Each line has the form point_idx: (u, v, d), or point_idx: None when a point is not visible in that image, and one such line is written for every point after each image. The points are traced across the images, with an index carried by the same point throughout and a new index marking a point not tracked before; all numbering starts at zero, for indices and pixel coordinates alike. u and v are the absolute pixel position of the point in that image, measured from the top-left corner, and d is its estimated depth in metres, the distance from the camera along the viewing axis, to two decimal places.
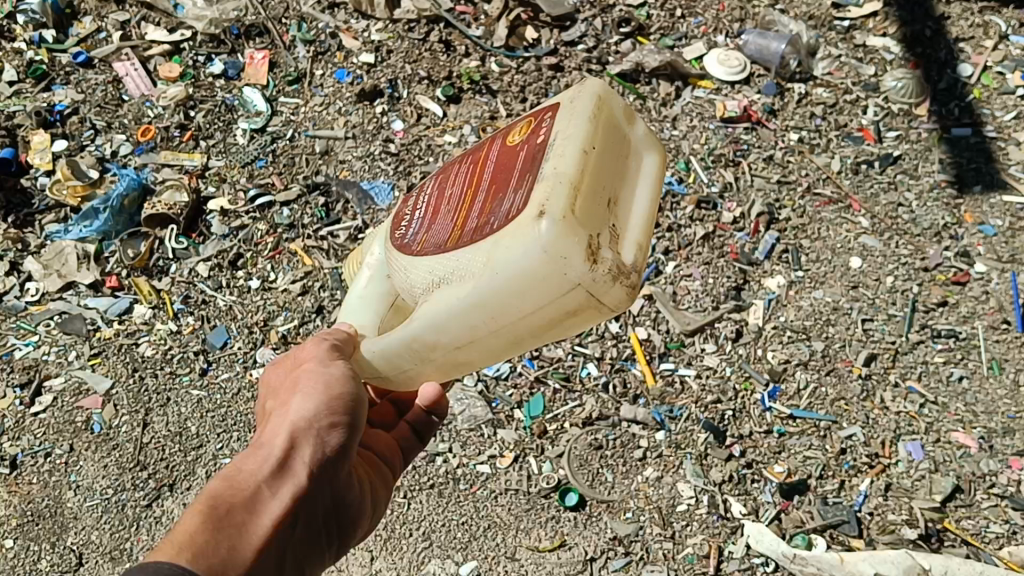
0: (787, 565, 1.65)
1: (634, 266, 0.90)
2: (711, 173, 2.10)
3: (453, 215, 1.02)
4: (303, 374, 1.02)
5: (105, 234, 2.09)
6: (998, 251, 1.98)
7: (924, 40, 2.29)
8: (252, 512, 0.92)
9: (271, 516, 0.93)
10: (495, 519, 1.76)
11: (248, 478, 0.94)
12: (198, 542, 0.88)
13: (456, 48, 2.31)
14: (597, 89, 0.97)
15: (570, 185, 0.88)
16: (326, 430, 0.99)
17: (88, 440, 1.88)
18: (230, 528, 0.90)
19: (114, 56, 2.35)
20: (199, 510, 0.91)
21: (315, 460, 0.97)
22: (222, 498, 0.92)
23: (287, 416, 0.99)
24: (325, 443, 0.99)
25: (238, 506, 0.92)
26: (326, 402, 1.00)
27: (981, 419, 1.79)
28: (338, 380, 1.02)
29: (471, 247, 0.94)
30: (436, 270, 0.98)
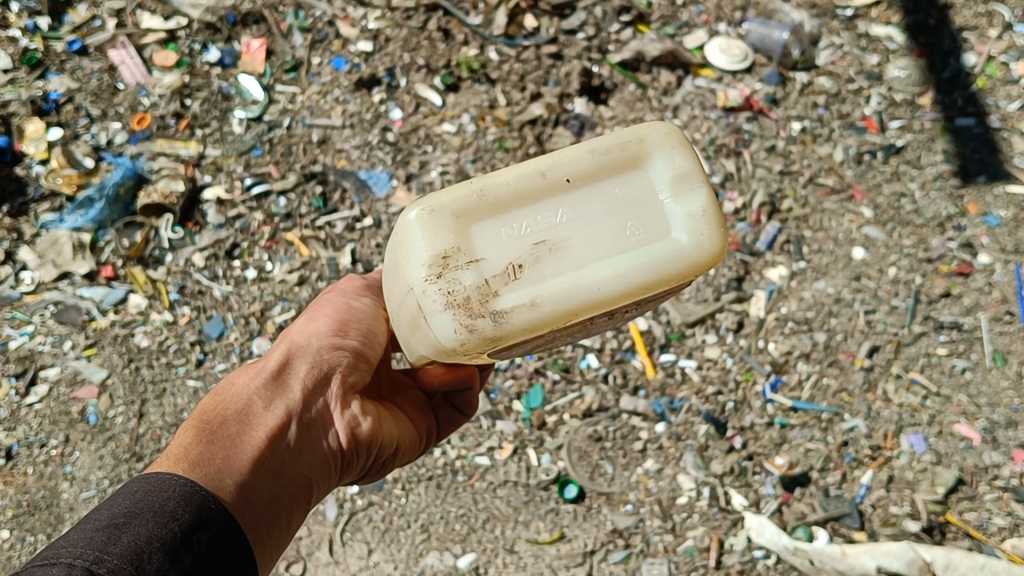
0: (789, 557, 1.64)
1: (496, 304, 0.99)
2: (713, 162, 2.08)
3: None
4: (311, 310, 1.22)
5: (100, 223, 2.06)
6: (1002, 242, 1.95)
7: (928, 29, 2.26)
8: (246, 421, 1.07)
9: (264, 425, 1.08)
10: (494, 511, 1.75)
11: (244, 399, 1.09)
12: (193, 450, 1.00)
13: (455, 36, 2.27)
14: (645, 135, 1.03)
15: (480, 193, 1.00)
16: (321, 349, 1.17)
17: (83, 431, 1.87)
18: (224, 438, 1.04)
19: (109, 44, 2.32)
20: (194, 425, 1.05)
21: (311, 376, 1.14)
22: (218, 415, 1.07)
23: (291, 341, 1.18)
24: (321, 360, 1.16)
25: (231, 421, 1.06)
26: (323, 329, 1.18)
27: (984, 411, 1.77)
28: (337, 311, 1.20)
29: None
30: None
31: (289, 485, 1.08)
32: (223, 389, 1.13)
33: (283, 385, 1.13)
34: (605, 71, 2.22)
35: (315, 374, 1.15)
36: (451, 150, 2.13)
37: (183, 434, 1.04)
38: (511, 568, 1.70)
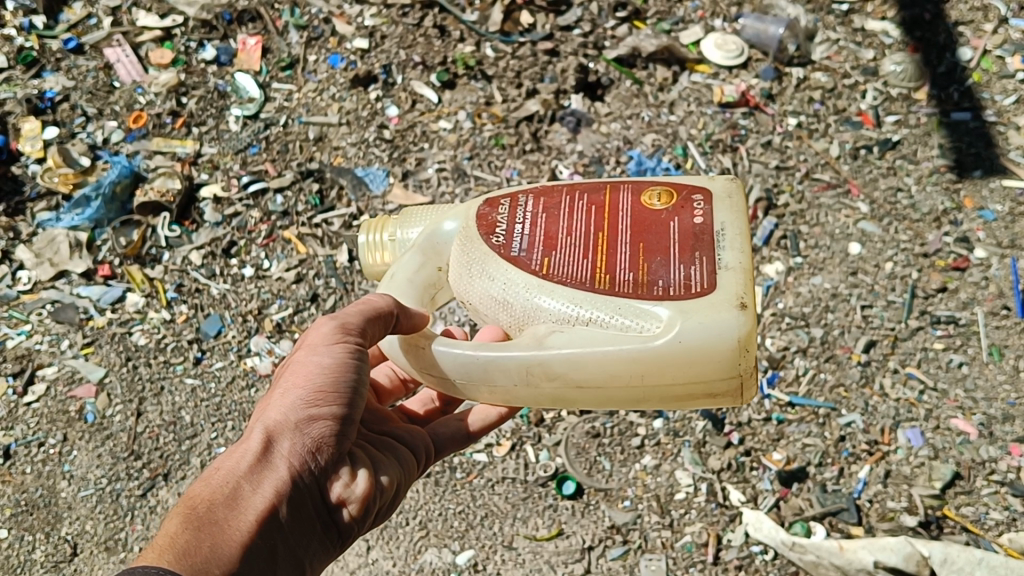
0: (786, 552, 1.64)
1: None
2: (710, 159, 2.08)
3: (582, 246, 1.24)
4: (291, 365, 1.15)
5: (97, 222, 2.07)
6: (998, 236, 1.95)
7: (923, 23, 2.27)
8: (233, 508, 1.05)
9: (252, 510, 1.05)
10: (492, 507, 1.75)
11: (229, 480, 1.06)
12: (180, 543, 0.99)
13: (451, 33, 2.27)
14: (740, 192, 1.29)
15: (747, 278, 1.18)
16: (305, 418, 1.11)
17: (81, 430, 1.87)
18: (210, 526, 1.02)
19: (104, 43, 2.32)
20: (179, 517, 1.02)
21: (298, 449, 1.10)
22: (203, 500, 1.05)
23: (272, 407, 1.12)
24: (307, 432, 1.11)
25: (217, 507, 1.04)
26: (303, 394, 1.12)
27: (981, 406, 1.78)
28: (318, 372, 1.13)
29: (643, 304, 1.17)
30: (581, 306, 1.19)
31: (278, 566, 1.07)
32: (212, 468, 1.09)
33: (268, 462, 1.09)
34: (601, 68, 2.22)
35: (299, 448, 1.10)
36: (448, 147, 2.13)
37: (169, 524, 1.02)
38: (509, 565, 1.69)
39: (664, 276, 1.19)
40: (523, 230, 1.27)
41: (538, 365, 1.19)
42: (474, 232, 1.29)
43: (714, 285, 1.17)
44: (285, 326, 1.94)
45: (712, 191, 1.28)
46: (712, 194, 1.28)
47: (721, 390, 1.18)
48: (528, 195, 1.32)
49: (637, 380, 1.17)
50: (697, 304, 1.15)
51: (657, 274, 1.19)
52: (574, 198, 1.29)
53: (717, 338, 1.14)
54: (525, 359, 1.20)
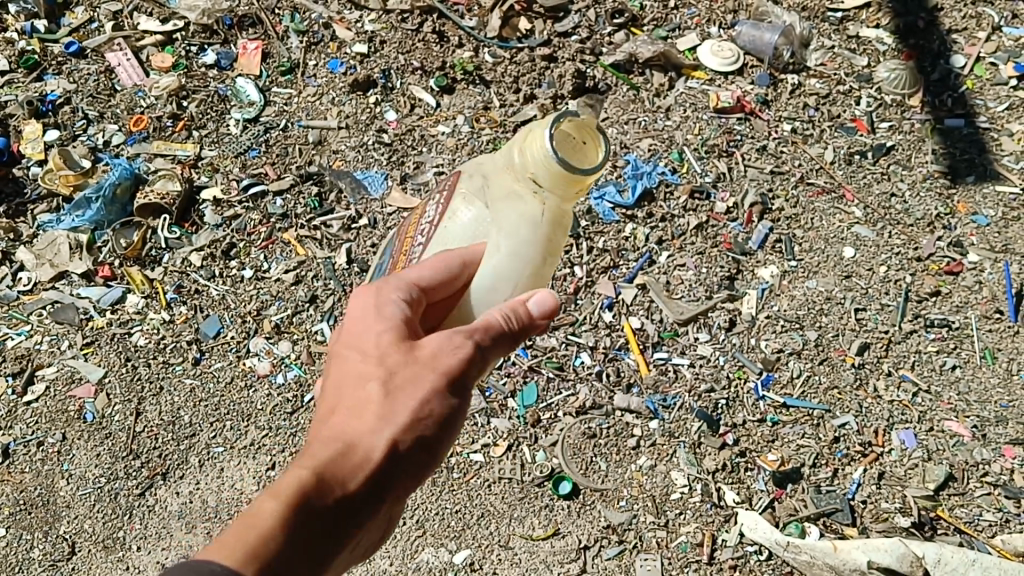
0: (781, 552, 1.66)
1: None
2: (705, 163, 2.10)
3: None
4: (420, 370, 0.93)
5: (98, 224, 2.08)
6: (991, 242, 1.98)
7: (917, 31, 2.29)
8: (336, 525, 0.89)
9: (353, 527, 0.90)
10: (489, 507, 1.76)
11: (331, 486, 0.88)
12: (274, 547, 0.84)
13: (450, 39, 2.30)
14: None
15: None
16: (423, 447, 0.93)
17: (81, 429, 1.88)
18: (309, 536, 0.87)
19: (106, 47, 2.34)
20: (278, 514, 0.86)
21: (404, 481, 0.93)
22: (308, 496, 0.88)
23: (394, 417, 0.91)
24: (414, 465, 0.93)
25: (317, 520, 0.88)
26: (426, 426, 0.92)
27: (974, 408, 1.80)
28: (445, 406, 0.94)
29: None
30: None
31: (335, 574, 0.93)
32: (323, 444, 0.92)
33: (373, 485, 0.90)
34: (598, 73, 2.24)
35: (402, 479, 0.93)
36: (447, 151, 2.15)
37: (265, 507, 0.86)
38: (505, 564, 1.71)
39: None
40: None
41: None
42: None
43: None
44: (284, 327, 1.96)
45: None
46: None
47: None
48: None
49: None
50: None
51: None
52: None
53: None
54: None
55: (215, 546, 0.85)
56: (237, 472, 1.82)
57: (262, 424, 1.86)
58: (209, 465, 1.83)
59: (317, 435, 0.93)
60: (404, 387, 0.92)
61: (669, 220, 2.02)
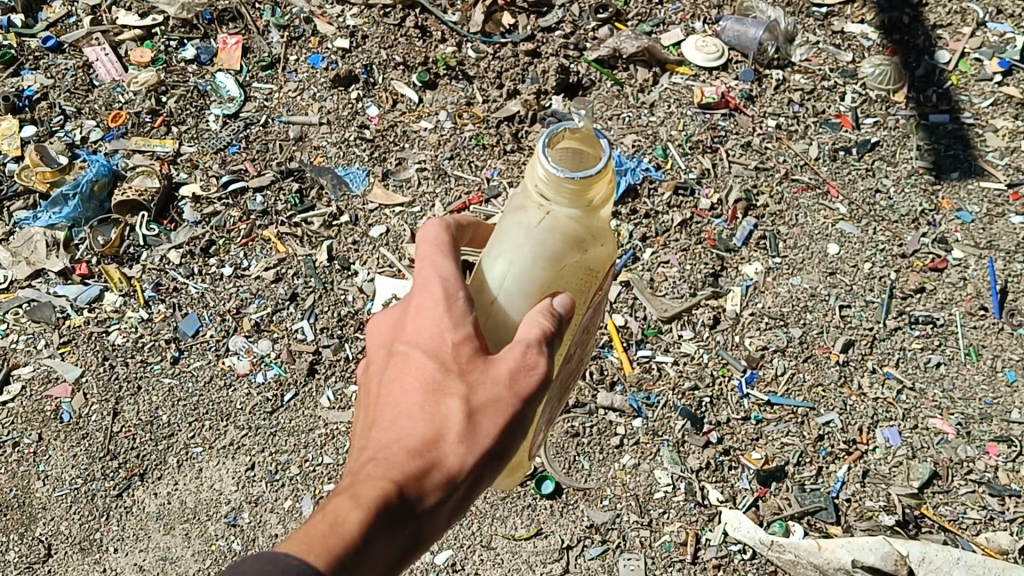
0: (765, 551, 1.64)
1: None
2: (689, 159, 2.09)
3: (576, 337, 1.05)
4: (505, 387, 0.85)
5: (75, 221, 2.06)
6: (975, 238, 1.97)
7: (902, 27, 2.29)
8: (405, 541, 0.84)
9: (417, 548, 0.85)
10: (471, 507, 1.74)
11: (408, 499, 0.82)
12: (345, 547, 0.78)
13: (432, 34, 2.29)
14: None
15: None
16: (499, 467, 0.88)
17: (57, 430, 1.85)
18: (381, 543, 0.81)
19: (84, 41, 2.32)
20: (363, 520, 0.80)
21: (465, 502, 0.88)
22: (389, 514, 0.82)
23: (468, 439, 0.85)
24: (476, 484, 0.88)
25: (387, 538, 0.82)
26: (504, 448, 0.87)
27: (958, 406, 1.79)
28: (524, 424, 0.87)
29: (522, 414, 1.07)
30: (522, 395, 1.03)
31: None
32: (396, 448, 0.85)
33: (445, 503, 0.85)
34: (582, 69, 2.22)
35: (465, 498, 0.88)
36: (429, 147, 2.13)
37: (347, 514, 0.80)
38: (487, 564, 1.69)
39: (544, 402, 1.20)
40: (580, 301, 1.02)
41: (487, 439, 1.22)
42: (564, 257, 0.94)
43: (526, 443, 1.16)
44: (263, 325, 1.94)
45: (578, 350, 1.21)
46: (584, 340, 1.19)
47: None
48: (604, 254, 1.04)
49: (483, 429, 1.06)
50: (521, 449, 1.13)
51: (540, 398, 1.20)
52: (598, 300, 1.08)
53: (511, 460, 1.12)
54: None
55: (297, 538, 0.79)
56: (216, 473, 1.80)
57: (241, 424, 1.84)
58: (187, 466, 1.81)
59: (388, 438, 0.86)
60: (483, 406, 0.85)
61: (653, 216, 2.01)
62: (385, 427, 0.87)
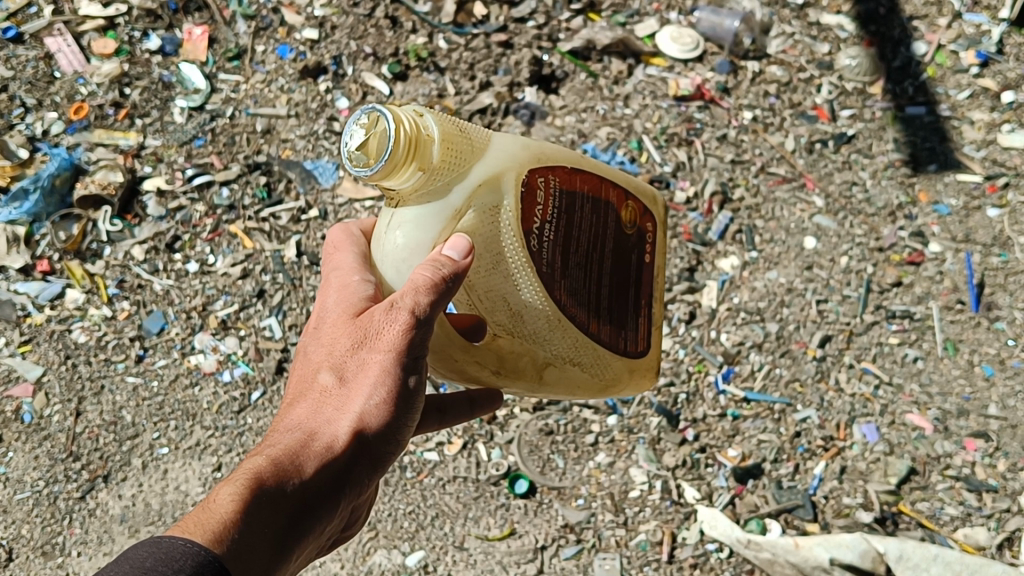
0: (742, 550, 1.62)
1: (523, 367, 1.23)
2: (665, 152, 2.07)
3: (586, 272, 1.14)
4: (365, 355, 1.02)
5: (35, 216, 2.00)
6: (952, 231, 1.95)
7: (879, 17, 2.26)
8: (294, 515, 0.96)
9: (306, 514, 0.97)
10: (443, 507, 1.71)
11: (289, 467, 0.97)
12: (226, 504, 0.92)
13: (403, 24, 2.23)
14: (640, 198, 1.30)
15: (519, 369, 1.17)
16: (386, 437, 1.03)
17: (18, 431, 1.81)
18: (266, 505, 0.94)
19: (45, 31, 2.25)
20: (233, 501, 0.92)
21: (358, 475, 1.02)
22: (273, 488, 0.95)
23: (346, 406, 1.02)
24: (371, 456, 1.03)
25: (273, 506, 0.95)
26: (389, 412, 1.02)
27: (936, 400, 1.77)
28: (409, 390, 1.03)
29: (610, 352, 1.19)
30: (580, 351, 1.16)
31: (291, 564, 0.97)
32: (290, 428, 1.02)
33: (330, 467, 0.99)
34: (555, 61, 2.19)
35: (362, 467, 1.02)
36: None
37: (229, 501, 0.93)
38: (460, 566, 1.66)
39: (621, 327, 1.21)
40: (551, 238, 1.10)
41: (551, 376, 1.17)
42: (513, 220, 1.06)
43: (649, 347, 1.27)
44: (230, 322, 1.89)
45: (656, 217, 1.27)
46: (655, 219, 1.27)
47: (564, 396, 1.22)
48: (555, 176, 1.11)
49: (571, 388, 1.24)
50: (636, 361, 1.24)
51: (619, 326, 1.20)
52: (584, 199, 1.14)
53: (639, 377, 1.26)
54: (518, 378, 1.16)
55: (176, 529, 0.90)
56: (182, 474, 1.75)
57: (208, 423, 1.80)
58: (152, 467, 1.76)
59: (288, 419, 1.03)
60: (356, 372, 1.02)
61: None
62: (280, 418, 1.05)
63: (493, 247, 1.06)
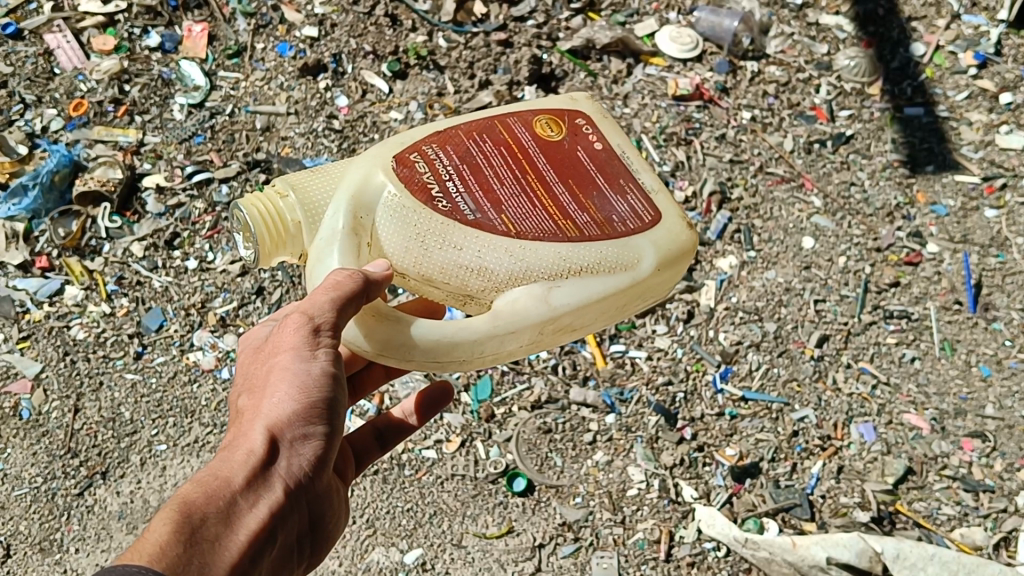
0: (739, 549, 1.62)
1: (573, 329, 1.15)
2: (663, 151, 2.06)
3: (523, 193, 1.13)
4: (280, 365, 1.02)
5: (34, 213, 2.00)
6: (950, 232, 1.96)
7: (877, 19, 2.27)
8: (226, 527, 0.94)
9: (245, 527, 0.96)
10: (441, 505, 1.71)
11: (219, 483, 0.96)
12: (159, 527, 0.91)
13: (403, 22, 2.23)
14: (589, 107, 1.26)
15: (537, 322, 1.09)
16: (314, 436, 1.01)
17: (16, 427, 1.80)
18: (200, 522, 0.93)
19: (45, 28, 2.25)
20: (166, 525, 0.91)
21: (294, 479, 1.00)
22: (198, 507, 0.94)
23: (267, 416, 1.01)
24: (306, 459, 1.01)
25: (207, 520, 0.94)
26: (300, 405, 1.00)
27: (933, 400, 1.78)
28: (319, 377, 1.01)
29: (612, 241, 1.11)
30: (570, 257, 1.09)
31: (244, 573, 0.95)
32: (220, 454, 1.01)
33: (265, 474, 0.98)
34: (554, 59, 2.19)
35: (297, 471, 1.01)
36: None
37: (157, 526, 0.91)
38: (458, 564, 1.66)
39: (611, 211, 1.14)
40: (459, 189, 1.12)
41: (550, 322, 1.09)
42: (408, 198, 1.10)
43: (661, 211, 1.16)
44: (229, 320, 1.89)
45: (588, 113, 1.24)
46: (590, 116, 1.24)
47: (607, 307, 1.12)
48: (429, 146, 1.16)
49: (618, 309, 1.14)
50: (655, 232, 1.14)
51: (605, 209, 1.14)
52: (478, 145, 1.16)
53: (677, 249, 1.14)
54: (538, 321, 1.08)
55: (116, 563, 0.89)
56: (180, 471, 1.75)
57: (206, 421, 1.80)
58: (150, 464, 1.76)
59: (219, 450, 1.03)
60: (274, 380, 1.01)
61: None
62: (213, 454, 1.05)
63: (409, 227, 1.09)
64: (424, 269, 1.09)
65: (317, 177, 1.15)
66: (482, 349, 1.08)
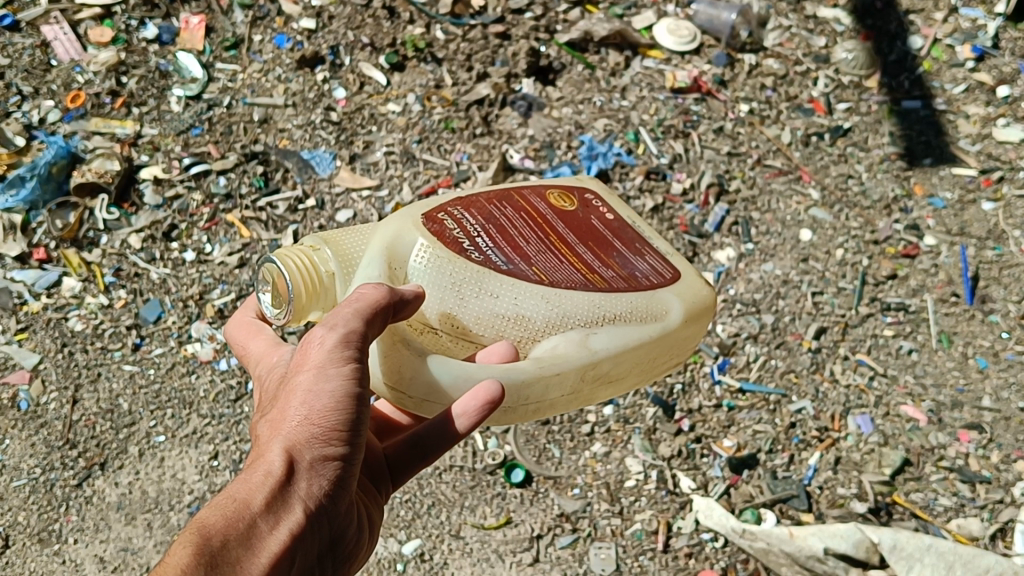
0: (736, 539, 1.62)
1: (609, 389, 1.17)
2: (661, 144, 2.06)
3: (548, 250, 1.15)
4: (298, 382, 0.99)
5: (32, 204, 1.99)
6: (947, 225, 1.97)
7: (874, 12, 2.28)
8: (245, 549, 0.93)
9: (266, 552, 0.94)
10: (439, 496, 1.71)
11: (239, 507, 0.95)
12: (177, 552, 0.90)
13: (401, 15, 2.23)
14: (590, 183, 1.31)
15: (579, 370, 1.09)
16: (334, 454, 0.98)
17: (14, 418, 1.80)
18: (220, 549, 0.91)
19: (41, 20, 2.25)
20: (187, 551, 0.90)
21: (314, 498, 0.98)
22: (217, 531, 0.92)
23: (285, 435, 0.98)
24: (325, 476, 0.98)
25: (228, 546, 0.92)
26: (318, 425, 0.97)
27: (930, 392, 1.78)
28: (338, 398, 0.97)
29: (640, 293, 1.14)
30: (604, 306, 1.12)
31: None
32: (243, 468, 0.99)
33: (283, 496, 0.96)
34: (552, 52, 2.19)
35: (318, 489, 0.98)
36: (397, 130, 2.09)
37: (178, 551, 0.90)
38: (457, 554, 1.65)
39: (635, 268, 1.17)
40: (489, 245, 1.13)
41: (590, 369, 1.10)
42: (441, 250, 1.11)
43: (680, 271, 1.20)
44: (227, 312, 1.89)
45: (596, 190, 1.28)
46: (598, 192, 1.28)
47: (642, 371, 1.16)
48: (454, 209, 1.18)
49: (649, 363, 1.16)
50: (680, 287, 1.18)
51: (627, 266, 1.17)
52: (501, 210, 1.19)
53: (700, 303, 1.18)
54: (579, 367, 1.09)
55: None
56: (178, 462, 1.75)
57: (204, 412, 1.80)
58: (149, 455, 1.76)
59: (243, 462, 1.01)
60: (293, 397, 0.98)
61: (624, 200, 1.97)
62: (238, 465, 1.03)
63: (443, 279, 1.10)
64: (461, 321, 1.09)
65: (347, 235, 1.16)
66: (529, 393, 1.07)
